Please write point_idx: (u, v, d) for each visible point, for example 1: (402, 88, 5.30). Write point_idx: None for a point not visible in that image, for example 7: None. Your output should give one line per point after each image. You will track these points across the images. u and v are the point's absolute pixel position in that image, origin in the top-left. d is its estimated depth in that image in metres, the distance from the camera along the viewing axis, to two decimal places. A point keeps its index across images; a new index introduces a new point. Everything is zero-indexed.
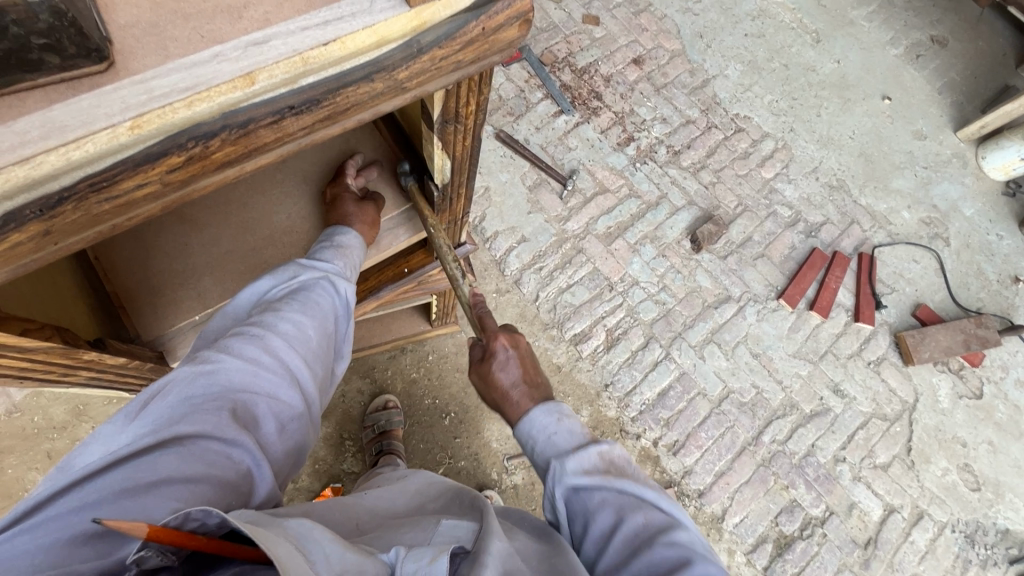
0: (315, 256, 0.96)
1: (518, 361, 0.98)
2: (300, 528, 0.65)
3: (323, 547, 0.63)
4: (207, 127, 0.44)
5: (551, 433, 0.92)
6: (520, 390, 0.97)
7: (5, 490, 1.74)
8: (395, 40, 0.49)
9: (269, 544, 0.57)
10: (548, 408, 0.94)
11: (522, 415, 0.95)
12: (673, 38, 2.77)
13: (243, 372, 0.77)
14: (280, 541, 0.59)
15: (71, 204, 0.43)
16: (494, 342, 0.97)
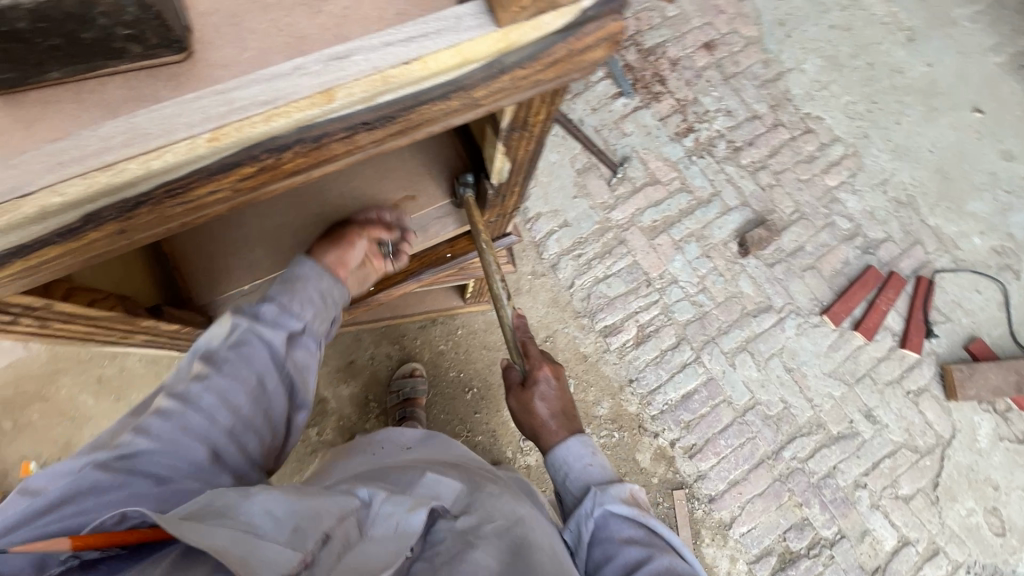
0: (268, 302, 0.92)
1: (557, 390, 1.04)
2: (256, 499, 0.73)
3: (273, 512, 0.73)
4: (282, 141, 0.44)
5: (587, 466, 1.04)
6: (557, 420, 1.07)
7: (60, 406, 1.88)
8: (478, 61, 0.47)
9: (196, 536, 0.64)
10: (584, 442, 1.07)
11: (561, 446, 1.07)
12: (750, 23, 2.60)
13: (164, 442, 0.77)
14: (219, 525, 0.67)
15: (148, 207, 0.43)
16: (539, 371, 1.03)
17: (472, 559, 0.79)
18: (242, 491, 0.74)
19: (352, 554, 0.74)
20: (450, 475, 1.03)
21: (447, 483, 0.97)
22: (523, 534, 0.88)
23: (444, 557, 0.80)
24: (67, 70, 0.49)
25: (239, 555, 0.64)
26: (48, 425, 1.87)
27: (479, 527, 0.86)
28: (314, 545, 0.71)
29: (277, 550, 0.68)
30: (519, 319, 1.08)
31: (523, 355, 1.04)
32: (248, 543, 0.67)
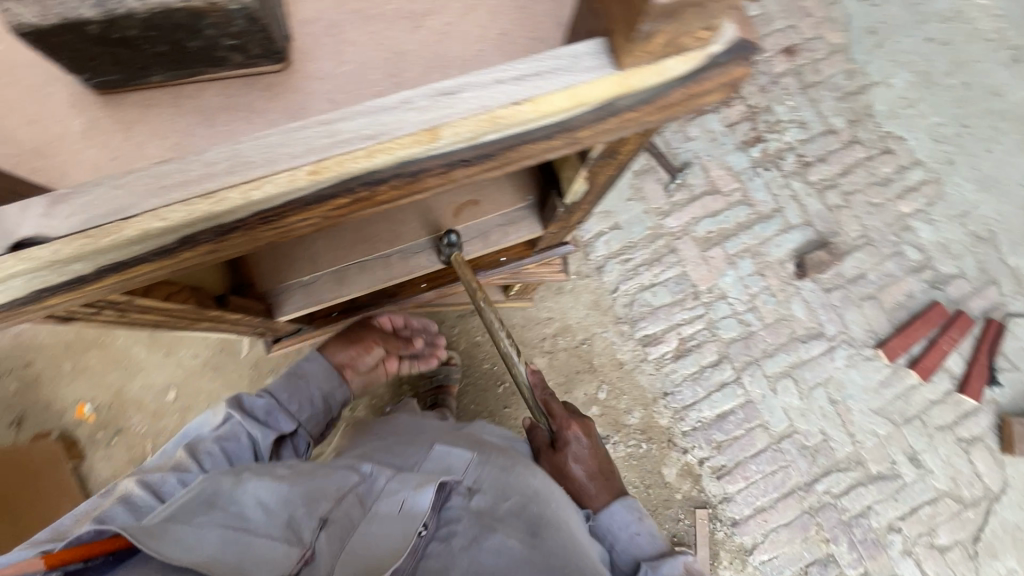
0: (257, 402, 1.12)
1: (588, 448, 1.11)
2: (246, 492, 0.86)
3: (265, 505, 0.85)
4: (380, 176, 0.42)
5: (632, 533, 1.08)
6: (595, 481, 1.11)
7: (116, 355, 1.99)
8: (590, 103, 0.43)
9: (189, 548, 0.74)
10: (629, 506, 1.10)
11: (602, 509, 1.10)
12: (838, 29, 2.44)
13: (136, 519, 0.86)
14: (211, 528, 0.79)
15: (241, 232, 0.42)
16: (568, 431, 1.09)
17: (492, 542, 0.88)
18: (232, 483, 0.87)
19: (355, 540, 0.86)
20: (463, 443, 1.12)
21: (456, 454, 1.06)
22: (540, 508, 0.95)
23: (460, 538, 0.89)
24: (170, 75, 0.49)
25: (233, 559, 0.75)
26: (104, 370, 1.98)
27: (495, 506, 0.94)
28: (309, 535, 0.84)
29: (274, 546, 0.80)
30: (536, 377, 1.12)
31: (548, 416, 1.09)
32: (241, 542, 0.78)
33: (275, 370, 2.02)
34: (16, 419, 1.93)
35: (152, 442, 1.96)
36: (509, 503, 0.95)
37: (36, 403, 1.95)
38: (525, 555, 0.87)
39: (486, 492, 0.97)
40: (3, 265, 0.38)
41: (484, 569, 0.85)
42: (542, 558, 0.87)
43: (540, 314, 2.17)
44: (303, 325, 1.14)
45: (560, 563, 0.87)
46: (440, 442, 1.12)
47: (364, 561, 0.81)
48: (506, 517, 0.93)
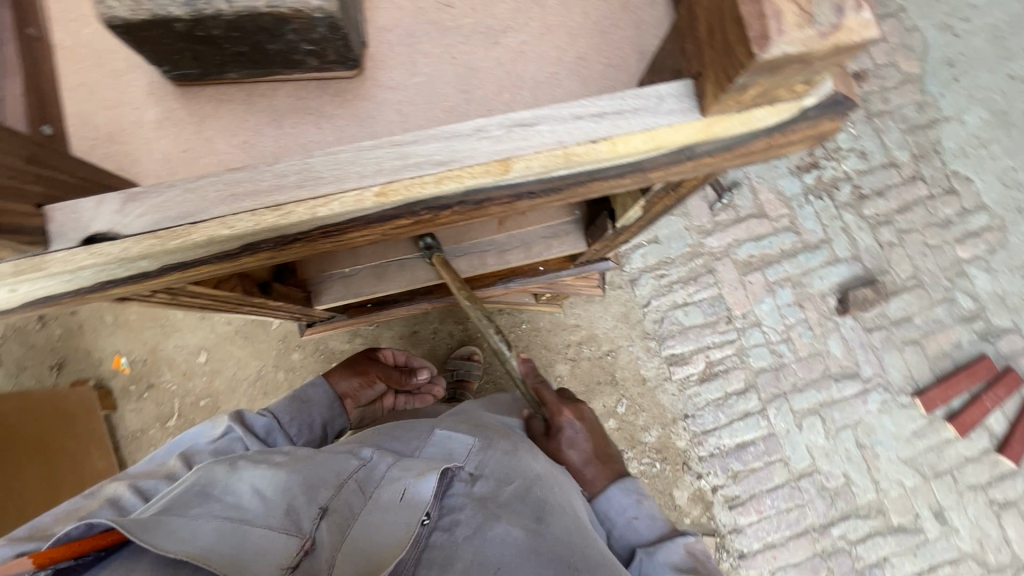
0: (257, 419, 1.14)
1: (583, 432, 1.08)
2: (244, 479, 0.84)
3: (263, 493, 0.82)
4: (445, 201, 0.41)
5: (631, 517, 1.03)
6: (591, 466, 1.08)
7: (154, 313, 2.06)
8: (669, 147, 0.41)
9: (184, 539, 0.71)
10: (626, 488, 1.06)
11: (601, 494, 1.06)
12: (914, 58, 2.32)
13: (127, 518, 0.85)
14: (207, 517, 0.76)
15: (301, 242, 0.43)
16: (560, 417, 1.07)
17: (498, 531, 0.84)
18: (229, 471, 0.85)
19: (355, 530, 0.82)
20: (465, 426, 1.07)
21: (458, 438, 1.02)
22: (544, 492, 0.93)
23: (465, 528, 0.84)
24: (245, 72, 0.49)
25: (230, 550, 0.72)
26: (142, 327, 2.05)
27: (498, 492, 0.91)
28: (309, 525, 0.80)
29: (272, 538, 0.77)
30: (528, 365, 1.15)
31: (539, 403, 1.08)
32: (238, 532, 0.75)
33: (302, 346, 2.06)
34: (58, 364, 2.02)
35: (180, 400, 2.03)
36: (512, 488, 0.92)
37: (77, 350, 2.03)
38: (532, 543, 0.84)
39: (490, 479, 0.93)
40: (76, 258, 0.40)
41: (491, 559, 0.80)
42: (549, 546, 0.84)
43: (567, 320, 2.15)
44: (337, 313, 1.14)
45: (568, 553, 0.85)
46: (444, 426, 1.07)
47: (365, 554, 0.78)
48: (511, 503, 0.90)
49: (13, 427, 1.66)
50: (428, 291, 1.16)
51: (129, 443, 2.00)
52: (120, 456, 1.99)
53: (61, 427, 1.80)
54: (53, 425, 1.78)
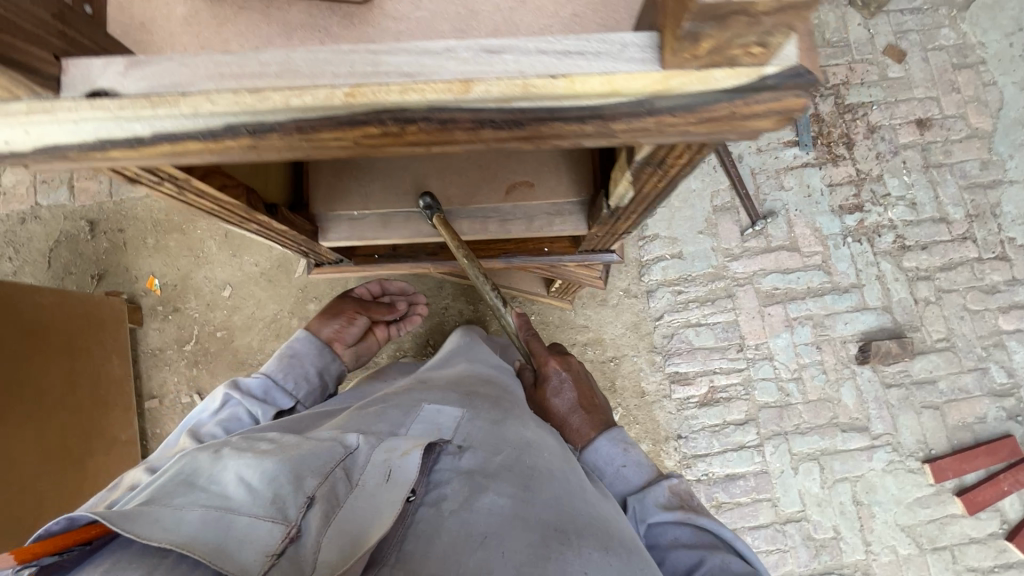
0: (247, 382, 1.23)
1: (572, 385, 1.14)
2: (229, 468, 0.79)
3: (248, 482, 0.77)
4: (410, 114, 0.44)
5: (618, 464, 1.05)
6: (579, 416, 1.12)
7: (192, 244, 2.19)
8: (627, 96, 0.43)
9: (167, 530, 0.67)
10: (613, 438, 1.08)
11: (588, 443, 1.09)
12: (986, 113, 2.21)
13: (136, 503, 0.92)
14: (195, 506, 0.72)
15: (277, 134, 0.46)
16: (546, 367, 1.16)
17: (483, 501, 0.81)
18: (213, 460, 0.81)
19: (343, 517, 0.77)
20: (455, 402, 1.06)
21: (448, 416, 1.00)
22: (532, 460, 0.92)
23: (451, 501, 0.81)
24: None
25: (213, 541, 0.67)
26: (179, 254, 2.19)
27: (484, 462, 0.89)
28: (296, 512, 0.75)
29: (257, 526, 0.71)
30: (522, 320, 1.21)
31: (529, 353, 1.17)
32: (222, 522, 0.70)
33: (319, 298, 2.15)
34: (99, 274, 2.18)
35: (200, 328, 2.15)
36: (499, 458, 0.90)
37: (118, 265, 2.19)
38: (520, 509, 0.81)
39: (478, 453, 0.91)
40: (78, 107, 0.43)
41: (478, 529, 0.77)
42: (537, 512, 0.82)
43: (576, 320, 2.15)
44: (344, 259, 1.19)
45: (554, 517, 0.82)
46: (432, 403, 1.05)
47: (355, 533, 0.74)
48: (498, 473, 0.87)
49: (48, 320, 1.78)
50: (433, 253, 1.20)
51: (147, 358, 2.14)
52: (138, 368, 2.13)
53: (90, 329, 1.92)
54: (83, 325, 1.90)
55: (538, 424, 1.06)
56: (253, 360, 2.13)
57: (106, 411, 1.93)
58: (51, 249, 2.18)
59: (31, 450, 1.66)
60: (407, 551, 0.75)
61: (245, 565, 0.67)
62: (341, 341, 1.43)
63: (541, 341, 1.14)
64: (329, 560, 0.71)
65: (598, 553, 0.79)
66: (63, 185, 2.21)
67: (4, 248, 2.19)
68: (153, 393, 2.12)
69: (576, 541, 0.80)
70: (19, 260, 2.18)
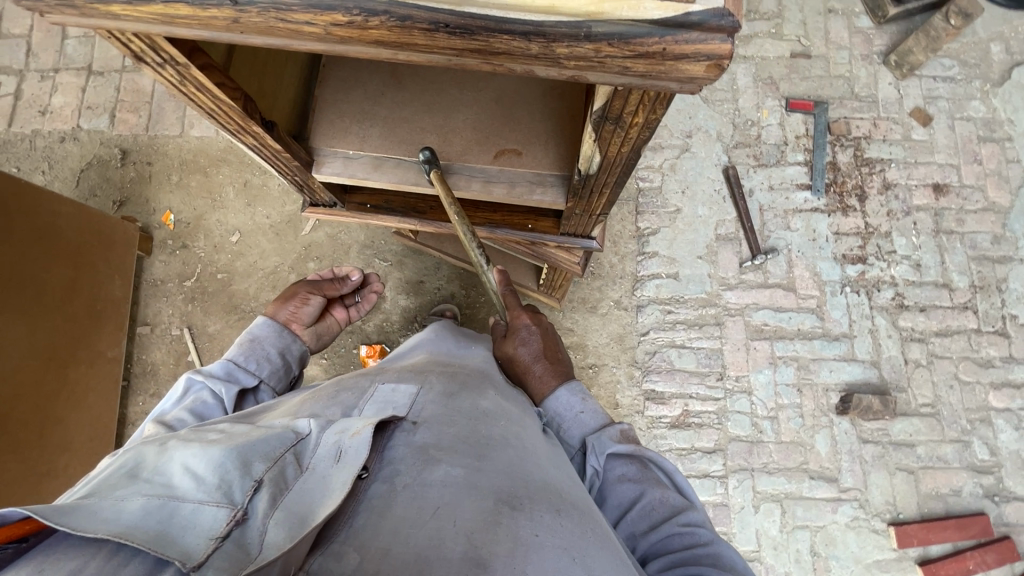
0: (198, 372, 1.07)
1: (540, 336, 1.02)
2: (175, 457, 0.60)
3: (195, 468, 0.58)
4: (372, 4, 0.49)
5: (575, 411, 0.96)
6: (542, 366, 1.01)
7: (211, 187, 2.28)
8: (565, 15, 0.47)
9: (99, 521, 0.49)
10: (573, 389, 0.99)
11: (546, 395, 0.99)
12: (1005, 189, 2.20)
13: None
14: (133, 495, 0.53)
15: (255, 11, 0.52)
16: (516, 321, 1.03)
17: (437, 475, 0.65)
18: (159, 449, 0.62)
19: (290, 498, 0.59)
20: (407, 375, 0.86)
21: (404, 391, 0.80)
22: (489, 430, 0.77)
23: (405, 476, 0.65)
24: None
25: (155, 526, 0.50)
26: (197, 195, 2.28)
27: (438, 437, 0.72)
28: (244, 496, 0.57)
29: (203, 513, 0.53)
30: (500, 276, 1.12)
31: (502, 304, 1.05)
32: (165, 509, 0.52)
33: (319, 259, 2.22)
34: (120, 201, 2.28)
35: (202, 267, 2.23)
36: (454, 431, 0.74)
37: (139, 196, 2.29)
38: (476, 479, 0.66)
39: (433, 429, 0.73)
40: None
41: (431, 501, 0.62)
42: (493, 481, 0.67)
43: (563, 322, 2.17)
44: (338, 204, 1.26)
45: (511, 484, 0.68)
46: (385, 381, 0.84)
47: (301, 512, 0.57)
48: (453, 446, 0.71)
49: (62, 228, 1.87)
50: (422, 212, 1.26)
51: (148, 287, 2.22)
52: (137, 295, 2.21)
53: (99, 245, 2.01)
54: (94, 241, 1.99)
55: (500, 394, 0.90)
56: (247, 306, 2.20)
57: (98, 325, 2.01)
58: (82, 170, 2.30)
59: (19, 340, 1.73)
60: (356, 528, 0.58)
61: (187, 550, 0.49)
62: (299, 322, 1.28)
63: (513, 293, 1.03)
64: (276, 542, 0.53)
65: (548, 515, 0.66)
66: (105, 114, 2.34)
67: (40, 162, 2.31)
68: (147, 320, 2.20)
69: (528, 506, 0.66)
70: (52, 175, 2.30)
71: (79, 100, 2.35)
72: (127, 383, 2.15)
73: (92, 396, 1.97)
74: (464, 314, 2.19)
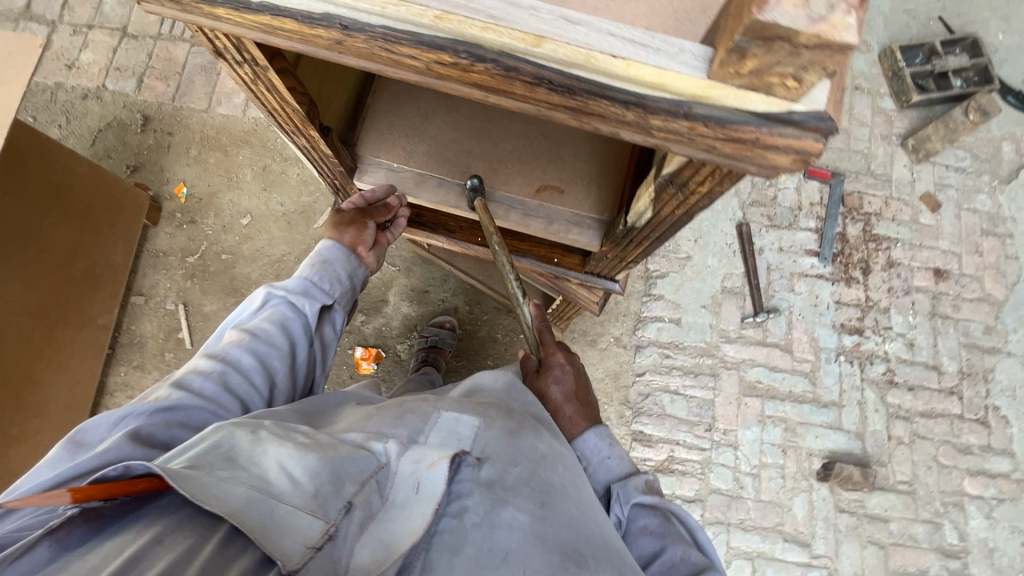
0: (281, 281, 1.05)
1: (572, 375, 1.02)
2: (270, 453, 0.67)
3: (291, 472, 0.64)
4: (482, 51, 0.49)
5: (603, 456, 0.95)
6: (573, 407, 1.00)
7: (228, 166, 2.26)
8: (671, 92, 0.48)
9: (212, 500, 0.59)
10: (601, 432, 0.97)
11: (574, 436, 0.97)
12: (1001, 282, 2.27)
13: (201, 411, 0.83)
14: (235, 481, 0.62)
15: (362, 37, 0.52)
16: (551, 357, 1.04)
17: (504, 518, 0.68)
18: (252, 439, 0.68)
19: (376, 527, 0.64)
20: (467, 406, 0.82)
21: (467, 421, 0.78)
22: (550, 473, 0.77)
23: (473, 514, 0.67)
24: None
25: (258, 519, 0.59)
26: (213, 171, 2.26)
27: (505, 475, 0.72)
28: (335, 513, 0.63)
29: (297, 517, 0.61)
30: (535, 311, 1.11)
31: (538, 342, 1.06)
32: (264, 505, 0.61)
33: None
34: (134, 166, 2.25)
35: (208, 245, 2.20)
36: (519, 471, 0.74)
37: (154, 164, 2.26)
38: (542, 530, 0.68)
39: (499, 471, 0.73)
40: None
41: (500, 545, 0.66)
42: (557, 533, 0.69)
43: None
44: None
45: (573, 539, 0.70)
46: (447, 405, 0.82)
47: (385, 538, 0.63)
48: (518, 487, 0.72)
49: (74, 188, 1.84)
50: (451, 231, 1.26)
51: (149, 257, 2.18)
52: (136, 263, 2.17)
53: (108, 210, 1.98)
54: (104, 205, 1.96)
55: (555, 435, 0.88)
56: (247, 290, 2.17)
57: (93, 289, 1.97)
58: (100, 130, 2.27)
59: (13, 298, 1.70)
60: (431, 562, 0.63)
61: (285, 552, 0.58)
62: (365, 245, 1.12)
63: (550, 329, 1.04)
64: (363, 566, 0.60)
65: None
66: (133, 78, 2.31)
67: (58, 115, 2.27)
68: (142, 291, 2.15)
69: (592, 565, 0.68)
70: (68, 130, 2.26)
71: (109, 60, 2.33)
72: (111, 351, 2.09)
73: (75, 361, 1.92)
74: (465, 329, 2.19)
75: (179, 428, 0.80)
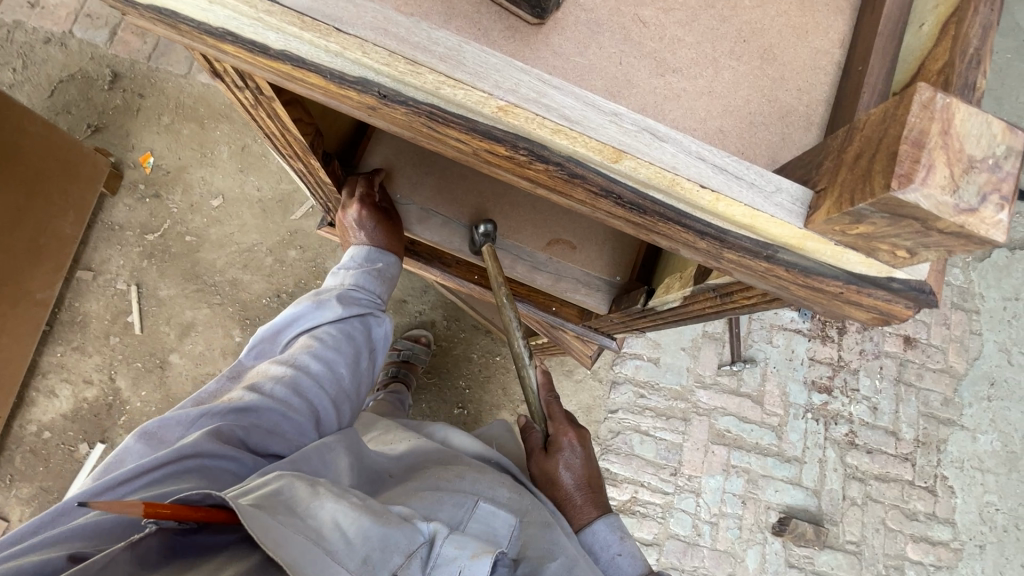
0: (354, 283, 1.02)
1: (581, 459, 0.97)
2: (327, 507, 0.62)
3: (346, 529, 0.60)
4: (547, 152, 0.42)
5: (612, 553, 0.92)
6: (582, 493, 0.96)
7: (201, 139, 2.07)
8: (762, 234, 0.42)
9: (275, 544, 0.54)
10: (612, 524, 0.94)
11: (583, 528, 0.94)
12: (963, 356, 2.33)
13: (275, 412, 0.81)
14: (295, 528, 0.57)
15: (402, 108, 0.44)
16: (561, 438, 0.98)
17: None
18: (310, 491, 0.63)
19: None
20: (502, 491, 0.80)
21: (503, 517, 0.76)
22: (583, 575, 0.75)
23: None
24: None
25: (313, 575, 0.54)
26: (185, 144, 2.06)
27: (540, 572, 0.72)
28: None
29: None
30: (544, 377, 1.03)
31: (546, 417, 1.00)
32: (319, 561, 0.55)
33: (302, 248, 2.05)
34: (96, 126, 2.05)
35: (171, 224, 2.02)
36: (555, 566, 0.73)
37: (119, 127, 2.05)
38: None
39: (535, 570, 0.72)
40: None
41: None
42: None
43: None
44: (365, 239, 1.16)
45: None
46: (479, 489, 0.79)
47: None
48: None
49: (25, 147, 1.65)
50: (446, 264, 1.17)
51: (103, 229, 1.99)
52: (88, 234, 1.98)
53: (61, 174, 1.79)
54: (55, 167, 1.76)
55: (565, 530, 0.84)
56: (209, 278, 2.00)
57: (35, 259, 1.78)
58: (61, 81, 2.05)
59: None
60: None
61: None
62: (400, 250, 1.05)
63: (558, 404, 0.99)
64: None
65: None
66: (105, 28, 2.09)
67: (14, 58, 2.04)
68: (90, 266, 1.96)
69: None
70: (23, 76, 2.04)
71: (78, 4, 2.09)
72: (48, 328, 1.90)
73: (4, 339, 1.74)
74: (440, 346, 2.09)
75: (252, 428, 0.78)
